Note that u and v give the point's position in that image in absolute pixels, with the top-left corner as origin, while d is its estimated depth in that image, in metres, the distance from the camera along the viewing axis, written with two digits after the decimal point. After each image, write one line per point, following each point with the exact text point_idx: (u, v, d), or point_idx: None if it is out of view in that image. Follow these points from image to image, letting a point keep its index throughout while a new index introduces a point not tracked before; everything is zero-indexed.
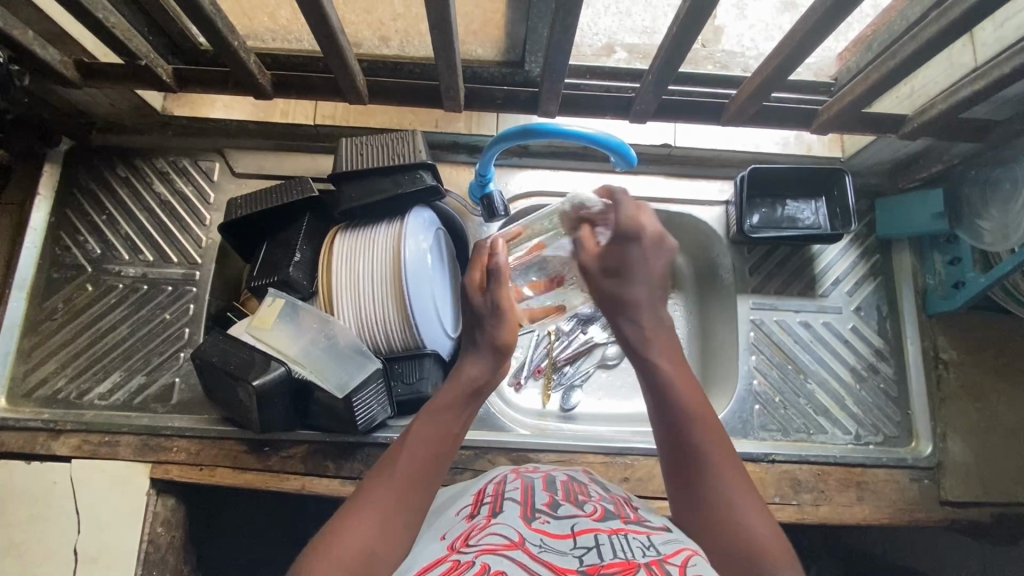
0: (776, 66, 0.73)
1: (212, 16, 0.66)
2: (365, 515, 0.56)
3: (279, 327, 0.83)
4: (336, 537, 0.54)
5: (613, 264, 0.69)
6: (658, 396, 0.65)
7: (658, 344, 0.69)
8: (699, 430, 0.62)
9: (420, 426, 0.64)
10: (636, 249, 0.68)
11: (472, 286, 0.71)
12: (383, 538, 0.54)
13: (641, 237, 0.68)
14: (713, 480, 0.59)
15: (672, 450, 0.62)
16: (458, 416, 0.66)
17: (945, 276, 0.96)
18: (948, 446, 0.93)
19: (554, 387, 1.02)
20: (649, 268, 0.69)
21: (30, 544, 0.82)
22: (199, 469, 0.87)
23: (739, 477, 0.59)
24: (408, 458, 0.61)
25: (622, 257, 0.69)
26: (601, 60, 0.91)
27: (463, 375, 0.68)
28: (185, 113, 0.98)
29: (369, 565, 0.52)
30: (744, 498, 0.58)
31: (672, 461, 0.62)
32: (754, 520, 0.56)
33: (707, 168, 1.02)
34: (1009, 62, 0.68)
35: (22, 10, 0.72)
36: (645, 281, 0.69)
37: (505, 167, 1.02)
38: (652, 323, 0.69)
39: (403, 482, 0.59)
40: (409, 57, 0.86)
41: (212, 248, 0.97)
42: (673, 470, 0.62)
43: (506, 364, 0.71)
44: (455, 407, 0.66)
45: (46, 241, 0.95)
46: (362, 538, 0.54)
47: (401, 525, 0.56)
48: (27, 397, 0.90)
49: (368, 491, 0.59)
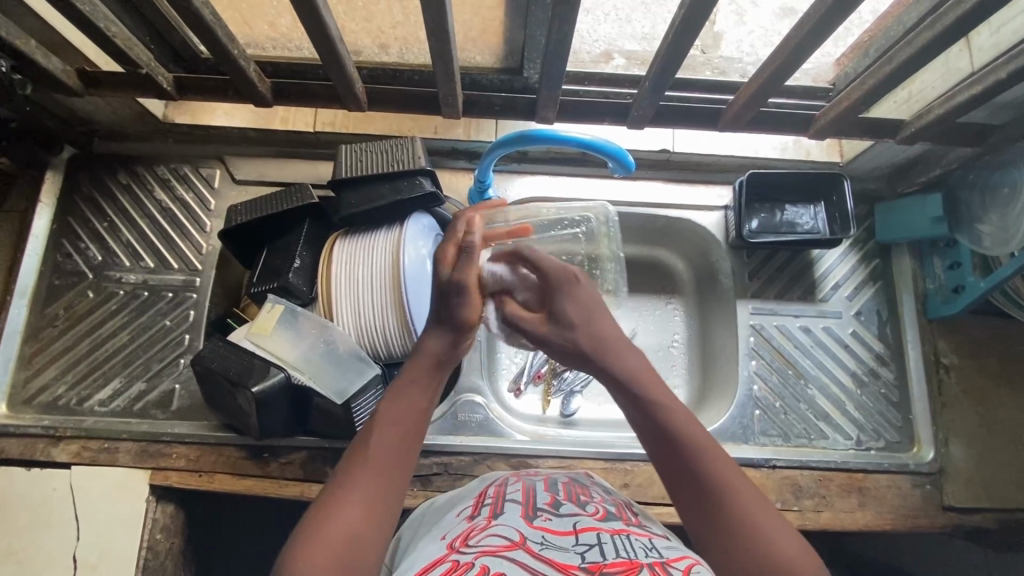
0: (773, 72, 0.73)
1: (211, 25, 0.67)
2: (344, 504, 0.53)
3: (278, 334, 0.84)
4: (320, 525, 0.51)
5: (575, 313, 0.65)
6: (653, 426, 0.59)
7: (647, 378, 0.62)
8: (702, 448, 0.56)
9: (387, 408, 0.61)
10: (581, 289, 0.67)
11: (445, 259, 0.67)
12: (367, 523, 0.52)
13: (579, 277, 0.67)
14: (725, 498, 0.53)
15: (675, 473, 0.56)
16: (426, 390, 0.63)
17: (945, 280, 0.95)
18: (949, 452, 0.92)
19: (553, 393, 1.01)
20: (600, 305, 0.66)
21: (29, 551, 0.82)
22: (199, 476, 0.87)
23: (761, 501, 0.54)
24: (383, 441, 0.58)
25: (570, 300, 0.66)
26: (599, 67, 0.90)
27: (425, 351, 0.65)
28: (185, 121, 0.98)
29: (356, 548, 0.51)
30: (760, 510, 0.52)
31: (678, 483, 0.56)
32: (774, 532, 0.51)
33: (706, 174, 1.03)
34: (1008, 64, 0.68)
35: (25, 19, 0.73)
36: (603, 320, 0.66)
37: (504, 173, 1.02)
38: (632, 351, 0.64)
39: (382, 466, 0.56)
40: (409, 64, 0.87)
41: (212, 255, 0.97)
42: (683, 495, 0.55)
43: (468, 341, 0.68)
44: (429, 383, 0.63)
45: (48, 248, 0.95)
46: (347, 527, 0.51)
47: (381, 508, 0.54)
48: (27, 404, 0.90)
49: (343, 479, 0.55)
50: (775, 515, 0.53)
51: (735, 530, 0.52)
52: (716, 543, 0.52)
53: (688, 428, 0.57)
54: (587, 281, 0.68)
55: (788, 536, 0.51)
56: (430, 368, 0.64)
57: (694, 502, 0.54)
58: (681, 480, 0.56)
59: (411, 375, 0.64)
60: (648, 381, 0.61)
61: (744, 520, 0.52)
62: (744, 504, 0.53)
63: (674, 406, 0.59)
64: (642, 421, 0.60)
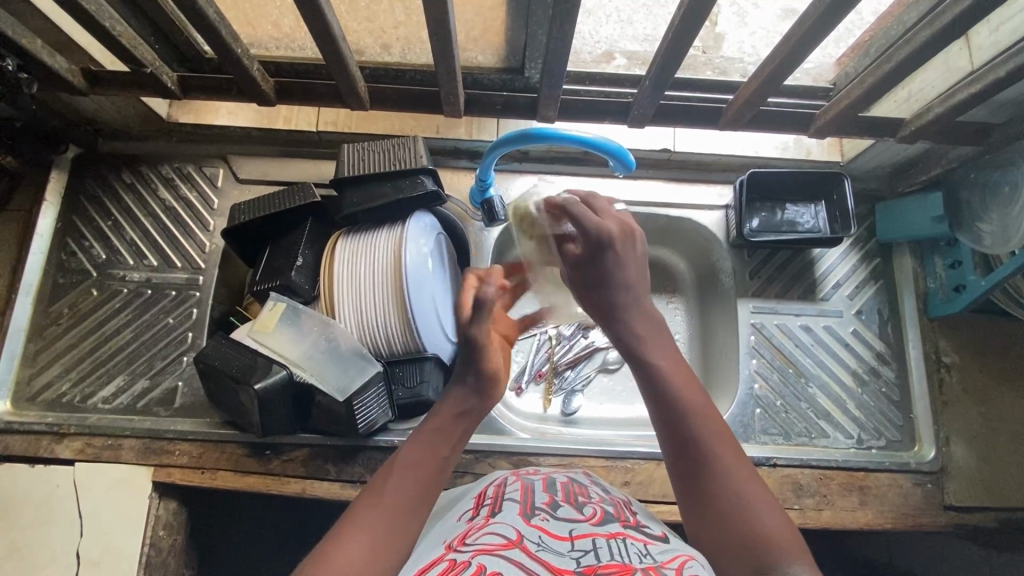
0: (770, 73, 0.74)
1: (215, 24, 0.67)
2: (353, 536, 0.52)
3: (281, 331, 0.84)
4: (329, 555, 0.51)
5: (605, 272, 0.63)
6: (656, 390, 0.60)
7: (653, 341, 0.63)
8: (696, 410, 0.58)
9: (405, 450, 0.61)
10: (609, 257, 0.63)
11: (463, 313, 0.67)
12: (376, 557, 0.51)
13: (611, 239, 0.63)
14: (707, 457, 0.55)
15: (666, 427, 0.58)
16: (448, 438, 0.62)
17: (945, 279, 0.95)
18: (950, 451, 0.92)
19: (555, 391, 1.03)
20: (627, 275, 0.63)
21: (32, 547, 0.83)
22: (201, 473, 0.87)
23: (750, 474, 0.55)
24: (399, 483, 0.57)
25: (599, 268, 0.63)
26: (600, 67, 0.91)
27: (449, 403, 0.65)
28: (190, 120, 0.99)
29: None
30: (740, 471, 0.55)
31: (665, 437, 0.58)
32: (760, 506, 0.52)
33: (707, 173, 1.03)
34: (1006, 64, 0.68)
35: (32, 19, 0.73)
36: (625, 283, 0.64)
37: (505, 172, 1.03)
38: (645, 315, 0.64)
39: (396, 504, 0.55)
40: (411, 64, 0.87)
41: (215, 254, 0.98)
42: (669, 450, 0.58)
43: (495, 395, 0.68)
44: (457, 430, 0.63)
45: (53, 247, 0.96)
46: (354, 558, 0.50)
47: (393, 546, 0.53)
48: (31, 401, 0.91)
49: (356, 512, 0.55)
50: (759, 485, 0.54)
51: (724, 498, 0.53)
52: (695, 498, 0.54)
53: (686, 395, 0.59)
54: (622, 243, 0.63)
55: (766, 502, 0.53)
56: (461, 421, 0.64)
57: (678, 457, 0.57)
58: (669, 434, 0.58)
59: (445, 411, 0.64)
60: (651, 343, 0.63)
61: (723, 480, 0.54)
62: (725, 466, 0.55)
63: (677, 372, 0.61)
64: (640, 375, 0.62)
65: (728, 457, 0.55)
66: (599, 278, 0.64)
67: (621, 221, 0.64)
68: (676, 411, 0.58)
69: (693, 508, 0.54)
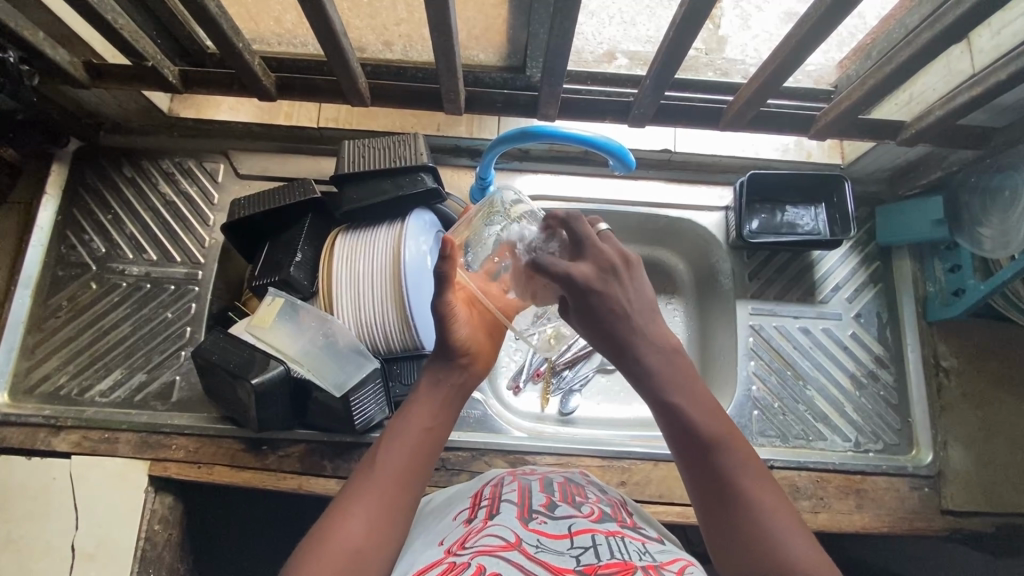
0: (773, 72, 0.73)
1: (218, 18, 0.68)
2: (350, 513, 0.53)
3: (278, 327, 0.84)
4: (326, 533, 0.51)
5: (594, 315, 0.61)
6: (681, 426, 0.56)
7: (674, 374, 0.58)
8: (719, 438, 0.55)
9: (397, 424, 0.60)
10: (593, 296, 0.60)
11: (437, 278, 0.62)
12: (371, 534, 0.52)
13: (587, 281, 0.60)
14: (737, 488, 0.53)
15: (689, 460, 0.55)
16: (436, 410, 0.61)
17: (945, 282, 0.95)
18: (948, 455, 0.92)
19: (552, 391, 1.02)
20: (621, 307, 0.60)
21: (27, 539, 0.83)
22: (197, 468, 0.87)
23: (778, 499, 0.53)
24: (394, 454, 0.57)
25: (586, 311, 0.61)
26: (601, 67, 0.91)
27: (433, 377, 0.64)
28: (191, 115, 0.98)
29: (356, 565, 0.50)
30: (770, 500, 0.52)
31: (693, 473, 0.55)
32: (790, 535, 0.50)
33: (707, 173, 1.03)
34: (1007, 66, 0.68)
35: (33, 10, 0.73)
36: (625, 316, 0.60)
37: (506, 170, 1.03)
38: (657, 345, 0.60)
39: (391, 479, 0.56)
40: (412, 61, 0.88)
41: (214, 249, 0.98)
42: (698, 490, 0.55)
43: (478, 365, 0.66)
44: (443, 400, 0.62)
45: (53, 240, 0.96)
46: (350, 536, 0.51)
47: (388, 523, 0.53)
48: (29, 393, 0.91)
49: (353, 488, 0.55)
50: (789, 513, 0.52)
51: (754, 533, 0.51)
52: (725, 529, 0.52)
53: (714, 427, 0.55)
54: (601, 280, 0.61)
55: (802, 533, 0.51)
56: (445, 391, 0.63)
57: (710, 498, 0.53)
58: (697, 475, 0.55)
59: (429, 384, 0.63)
60: (676, 377, 0.58)
61: (758, 518, 0.51)
62: (760, 502, 0.52)
63: (704, 402, 0.57)
64: (660, 412, 0.58)
65: (756, 487, 0.53)
66: (594, 319, 0.61)
67: (598, 258, 0.62)
68: (700, 442, 0.55)
69: (720, 538, 0.52)
